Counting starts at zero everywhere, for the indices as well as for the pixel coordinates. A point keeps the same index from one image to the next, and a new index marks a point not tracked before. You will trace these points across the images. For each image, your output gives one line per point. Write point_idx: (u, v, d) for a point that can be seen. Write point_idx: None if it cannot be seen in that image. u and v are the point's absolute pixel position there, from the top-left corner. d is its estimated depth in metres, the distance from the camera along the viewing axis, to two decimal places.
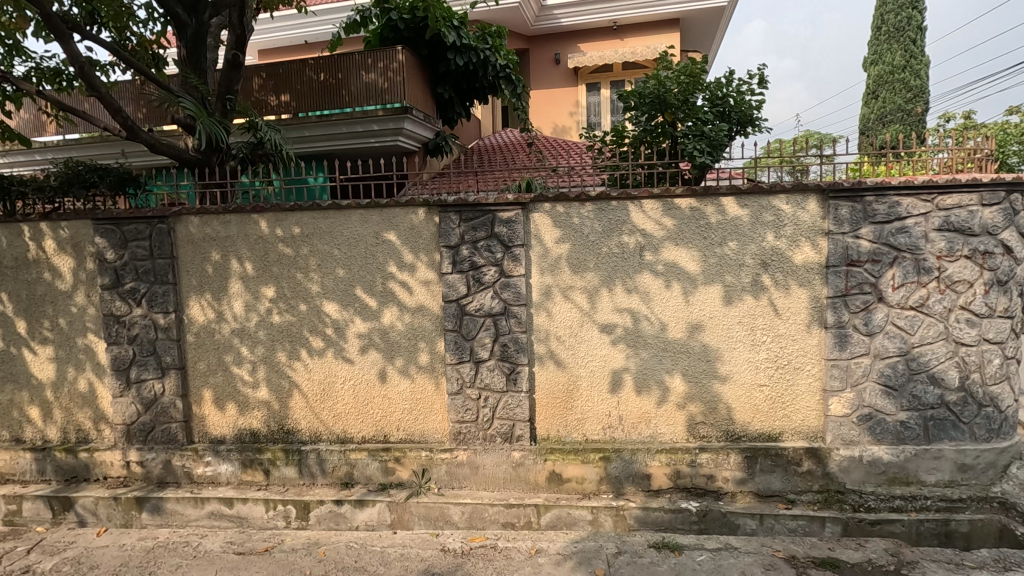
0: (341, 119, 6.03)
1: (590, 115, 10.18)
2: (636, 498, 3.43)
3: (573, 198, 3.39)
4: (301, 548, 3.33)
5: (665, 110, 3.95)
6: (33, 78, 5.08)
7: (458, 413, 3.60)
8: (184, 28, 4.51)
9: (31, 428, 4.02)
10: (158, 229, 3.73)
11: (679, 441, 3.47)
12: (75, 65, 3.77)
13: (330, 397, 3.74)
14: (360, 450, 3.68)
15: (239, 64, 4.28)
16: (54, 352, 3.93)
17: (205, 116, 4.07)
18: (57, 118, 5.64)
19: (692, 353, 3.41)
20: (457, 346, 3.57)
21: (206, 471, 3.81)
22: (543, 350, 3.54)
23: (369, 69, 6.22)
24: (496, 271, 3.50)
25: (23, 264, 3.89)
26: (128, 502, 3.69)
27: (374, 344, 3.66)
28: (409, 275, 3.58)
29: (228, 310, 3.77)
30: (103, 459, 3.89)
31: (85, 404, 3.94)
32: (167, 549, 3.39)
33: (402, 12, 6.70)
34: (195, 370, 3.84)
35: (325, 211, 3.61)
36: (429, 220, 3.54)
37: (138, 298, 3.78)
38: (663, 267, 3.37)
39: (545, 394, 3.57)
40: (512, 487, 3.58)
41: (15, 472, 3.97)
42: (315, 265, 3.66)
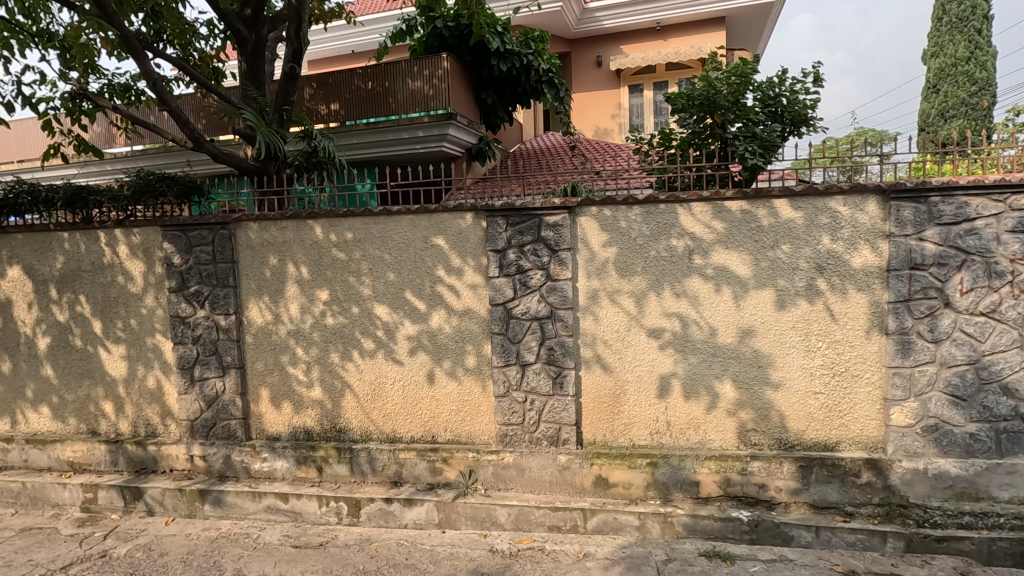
0: (387, 126, 6.22)
1: (633, 116, 10.05)
2: (684, 505, 3.37)
3: (620, 202, 3.38)
4: (354, 544, 3.43)
5: (715, 112, 3.91)
6: (105, 93, 5.63)
7: (505, 415, 3.64)
8: (245, 43, 4.72)
9: (105, 422, 4.29)
10: (220, 235, 3.92)
11: (729, 448, 3.41)
12: (149, 81, 4.00)
13: (380, 397, 3.84)
14: (408, 449, 3.77)
15: (296, 76, 4.58)
16: (126, 351, 4.19)
17: (264, 126, 4.27)
18: (126, 131, 6.05)
19: (743, 358, 3.33)
20: (504, 349, 3.61)
21: (263, 467, 3.98)
22: (590, 354, 3.53)
23: (415, 77, 6.38)
24: (542, 275, 3.52)
25: (99, 268, 4.16)
26: (192, 494, 3.88)
27: (423, 345, 3.74)
28: (457, 279, 3.65)
29: (285, 312, 3.92)
30: (170, 452, 4.12)
31: (154, 399, 4.18)
32: (228, 540, 3.56)
33: (446, 20, 6.79)
34: (254, 369, 4.02)
35: (376, 217, 3.72)
36: (476, 224, 3.60)
37: (202, 301, 3.99)
38: (713, 270, 3.32)
39: (591, 398, 3.57)
40: (558, 490, 3.58)
41: (90, 462, 4.25)
42: (367, 269, 3.77)
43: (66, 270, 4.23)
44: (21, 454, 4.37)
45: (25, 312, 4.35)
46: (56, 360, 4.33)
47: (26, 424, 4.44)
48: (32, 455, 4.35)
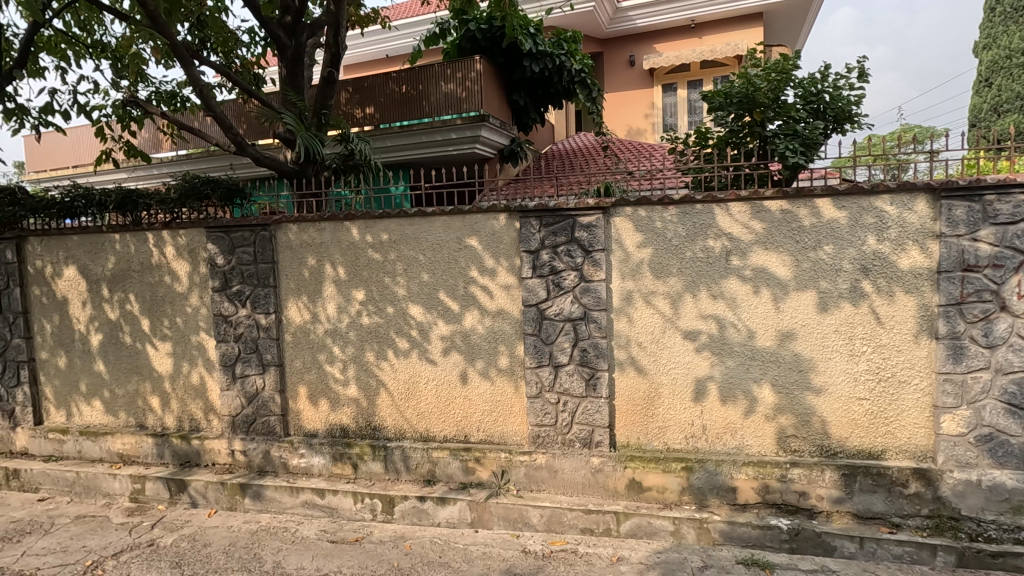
0: (420, 129, 6.29)
1: (666, 116, 9.90)
2: (721, 511, 3.30)
3: (655, 202, 3.34)
4: (388, 541, 3.48)
5: (753, 110, 3.82)
6: (153, 100, 5.89)
7: (538, 416, 3.63)
8: (285, 50, 4.85)
9: (152, 416, 4.46)
10: (261, 236, 4.04)
11: (767, 453, 3.32)
12: (195, 87, 4.15)
13: (414, 396, 3.89)
14: (441, 448, 3.80)
15: (334, 80, 4.69)
16: (172, 348, 4.35)
17: (303, 130, 4.38)
18: (172, 136, 6.29)
19: (782, 362, 3.25)
20: (537, 350, 3.60)
21: (301, 463, 4.07)
22: (624, 356, 3.50)
23: (448, 80, 6.45)
24: (576, 276, 3.51)
25: (147, 268, 4.34)
26: (233, 487, 4.00)
27: (456, 346, 3.77)
28: (490, 279, 3.66)
29: (322, 311, 4.01)
30: (212, 446, 4.26)
31: (198, 395, 4.33)
32: (268, 533, 3.65)
33: (479, 22, 6.84)
34: (292, 367, 4.12)
35: (411, 218, 3.77)
36: (510, 225, 3.61)
37: (244, 300, 4.11)
38: (751, 272, 3.24)
39: (625, 400, 3.53)
40: (591, 493, 3.56)
41: (138, 454, 4.42)
42: (401, 270, 3.82)
43: (117, 270, 4.42)
44: (75, 445, 4.59)
45: (79, 310, 4.57)
46: (107, 356, 4.53)
47: (80, 416, 4.67)
48: (85, 446, 4.56)
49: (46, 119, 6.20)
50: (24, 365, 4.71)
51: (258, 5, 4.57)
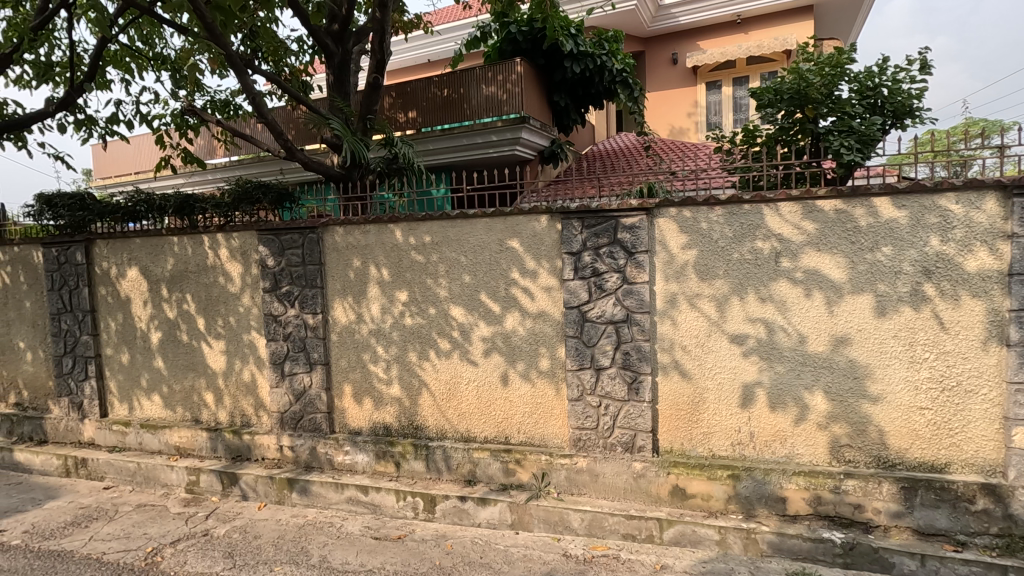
0: (462, 131, 6.34)
1: (710, 114, 9.67)
2: (769, 522, 3.19)
3: (701, 203, 3.26)
4: (430, 540, 3.52)
5: (805, 106, 3.69)
6: (209, 109, 6.29)
7: (579, 419, 3.61)
8: (332, 57, 4.99)
9: (206, 411, 4.66)
10: (309, 238, 4.16)
11: (819, 463, 3.20)
12: (248, 95, 4.31)
13: (456, 397, 3.92)
14: (482, 449, 3.82)
15: (379, 86, 4.78)
16: (225, 346, 4.53)
17: (350, 134, 4.49)
18: (227, 143, 6.58)
19: (836, 369, 3.11)
20: (578, 352, 3.58)
21: (345, 459, 4.17)
22: (668, 360, 3.44)
23: (489, 83, 6.49)
24: (618, 278, 3.46)
25: (203, 269, 4.54)
26: (281, 482, 4.13)
27: (497, 347, 3.78)
28: (531, 281, 3.66)
29: (366, 312, 4.10)
30: (262, 442, 4.41)
31: (249, 392, 4.49)
32: (314, 528, 3.75)
33: (520, 25, 6.87)
34: (338, 366, 4.23)
35: (453, 220, 3.81)
36: (551, 227, 3.60)
37: (292, 300, 4.24)
38: (802, 274, 3.12)
39: (668, 404, 3.46)
40: (633, 498, 3.50)
41: (194, 447, 4.63)
42: (443, 271, 3.87)
43: (175, 271, 4.64)
44: (136, 437, 4.84)
45: (141, 309, 4.82)
46: (165, 353, 4.76)
47: (141, 410, 4.92)
48: (145, 438, 4.80)
49: (113, 129, 6.60)
50: (91, 361, 5.00)
51: (307, 14, 4.71)
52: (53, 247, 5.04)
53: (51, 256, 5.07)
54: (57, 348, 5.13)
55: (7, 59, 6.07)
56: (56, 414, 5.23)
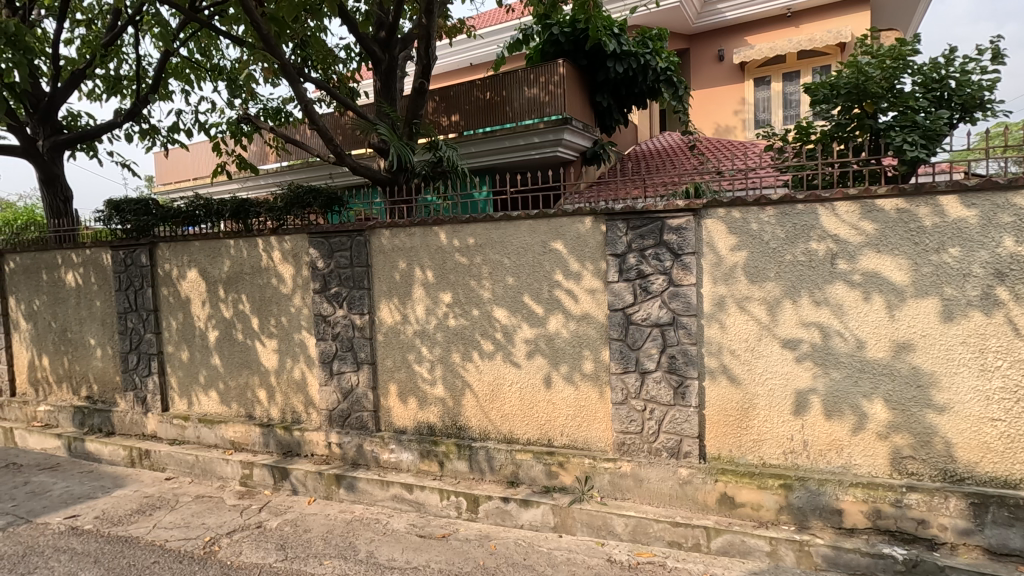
0: (504, 134, 6.37)
1: (758, 111, 9.37)
2: (824, 534, 3.06)
3: (751, 203, 3.17)
4: (474, 539, 3.55)
5: (865, 100, 3.53)
6: (262, 117, 6.52)
7: (623, 423, 3.56)
8: (379, 64, 5.11)
9: (260, 407, 4.84)
10: (357, 241, 4.27)
11: (879, 475, 3.05)
12: (300, 102, 4.46)
13: (499, 397, 3.94)
14: (525, 450, 3.83)
15: (425, 91, 4.87)
16: (277, 345, 4.70)
17: (396, 139, 4.59)
18: (278, 149, 6.82)
19: (897, 376, 2.97)
20: (622, 355, 3.54)
21: (391, 458, 4.25)
22: (716, 364, 3.35)
23: (531, 85, 6.50)
24: (664, 279, 3.41)
25: (257, 271, 4.72)
26: (330, 478, 4.25)
27: (540, 349, 3.78)
28: (575, 283, 3.64)
29: (412, 313, 4.17)
30: (312, 438, 4.55)
31: (299, 389, 4.65)
32: (361, 523, 3.84)
33: (563, 26, 6.86)
34: (384, 365, 4.32)
35: (496, 222, 3.83)
36: (596, 228, 3.57)
37: (341, 301, 4.36)
38: (860, 276, 2.99)
39: (716, 410, 3.38)
40: (679, 505, 3.43)
41: (248, 442, 4.81)
42: (487, 274, 3.89)
43: (231, 273, 4.85)
44: (194, 431, 5.07)
45: (199, 309, 5.06)
46: (222, 350, 4.98)
47: (199, 405, 5.16)
48: (203, 432, 5.03)
49: (174, 137, 6.98)
50: (154, 358, 5.27)
51: (356, 23, 4.87)
52: (121, 250, 5.35)
53: (119, 259, 5.38)
54: (124, 345, 5.44)
55: (81, 74, 6.51)
56: (122, 408, 5.54)
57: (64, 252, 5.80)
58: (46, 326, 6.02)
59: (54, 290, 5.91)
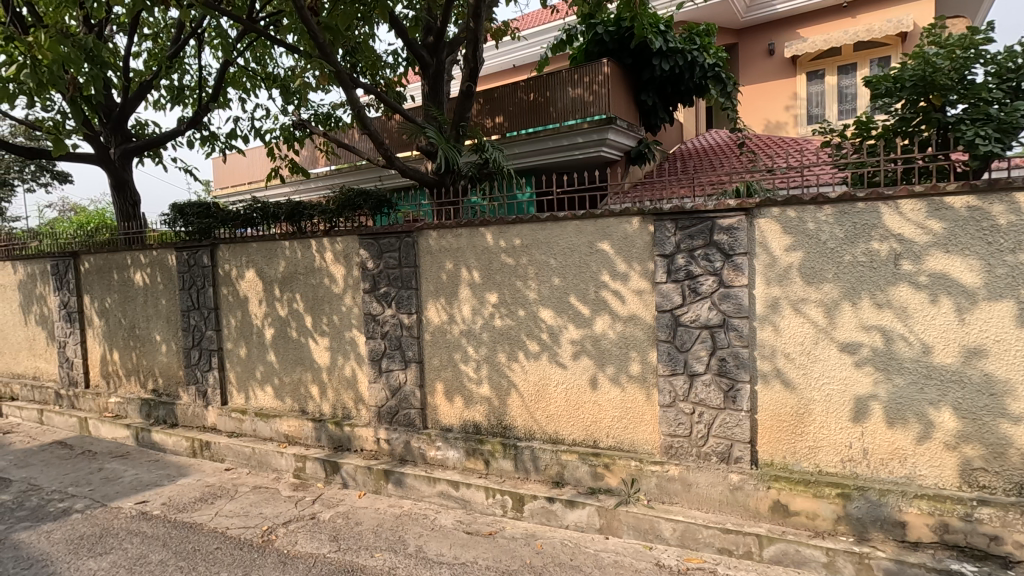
0: (548, 134, 6.37)
1: (811, 106, 9.02)
2: (886, 547, 2.93)
3: (807, 201, 3.07)
4: (520, 538, 3.57)
5: (931, 93, 3.37)
6: (313, 122, 6.79)
7: (671, 426, 3.51)
8: (427, 68, 5.22)
9: (312, 402, 5.02)
10: (406, 242, 4.37)
11: (947, 487, 2.90)
12: (352, 107, 4.59)
13: (544, 398, 3.95)
14: (571, 451, 3.82)
15: (472, 94, 4.93)
16: (329, 343, 4.86)
17: (445, 142, 4.67)
18: (329, 152, 7.04)
19: (968, 383, 2.81)
20: (670, 357, 3.49)
21: (437, 455, 4.33)
22: (769, 368, 3.26)
23: (576, 85, 6.49)
24: (714, 280, 3.34)
25: (311, 271, 4.89)
26: (378, 473, 4.36)
27: (586, 350, 3.77)
28: (622, 284, 3.61)
29: (458, 313, 4.24)
30: (361, 434, 4.68)
31: (349, 386, 4.79)
32: (410, 518, 3.93)
33: (607, 25, 6.83)
34: (431, 364, 4.41)
35: (543, 223, 3.84)
36: (644, 228, 3.53)
37: (389, 301, 4.47)
38: (926, 278, 2.85)
39: (769, 415, 3.29)
40: (729, 512, 3.36)
41: (301, 436, 4.99)
42: (533, 274, 3.91)
43: (286, 273, 5.04)
44: (252, 425, 5.31)
45: (256, 308, 5.28)
46: (277, 347, 5.18)
47: (255, 400, 5.39)
48: (259, 426, 5.25)
49: (232, 143, 7.33)
50: (215, 354, 5.54)
51: (406, 29, 4.99)
52: (184, 251, 5.65)
53: (183, 259, 5.68)
54: (187, 341, 5.74)
55: (148, 85, 6.91)
56: (184, 400, 5.85)
57: (133, 253, 6.17)
58: (116, 322, 6.42)
59: (124, 289, 6.29)
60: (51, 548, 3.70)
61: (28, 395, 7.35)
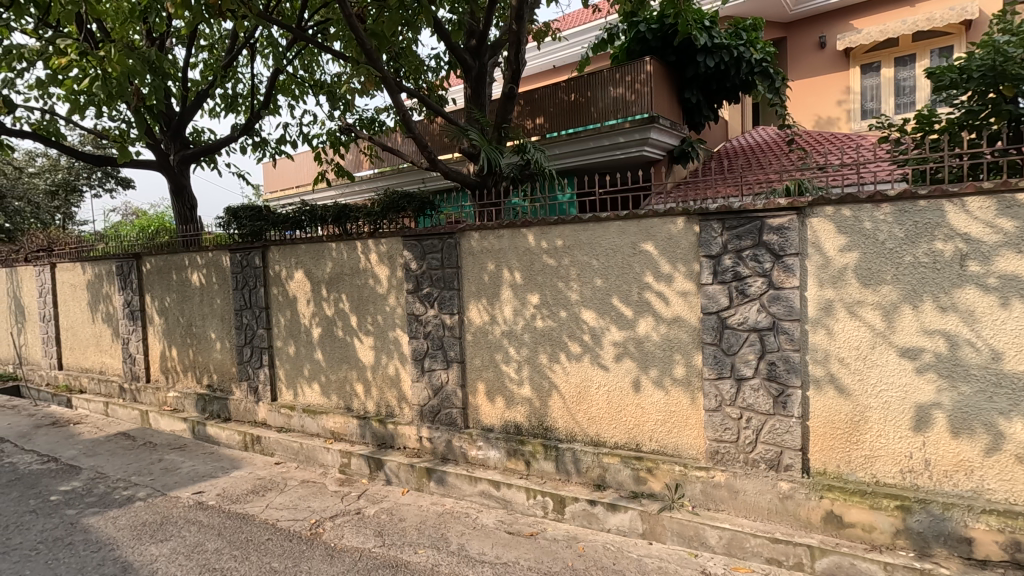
0: (589, 134, 6.33)
1: (866, 101, 8.62)
2: (949, 564, 2.78)
3: (864, 200, 2.94)
4: (562, 540, 3.56)
5: (1002, 83, 3.20)
6: (358, 127, 6.96)
7: (717, 431, 3.43)
8: (469, 72, 5.27)
9: (357, 400, 5.15)
10: (448, 243, 4.42)
11: (1018, 503, 2.72)
12: (398, 111, 4.68)
13: (586, 400, 3.92)
14: (613, 454, 3.78)
15: (514, 95, 4.95)
16: (374, 342, 4.97)
17: (487, 143, 4.71)
18: (373, 156, 7.20)
19: None
20: (716, 360, 3.41)
21: (478, 454, 4.36)
22: (822, 373, 3.14)
23: (617, 84, 6.43)
24: (763, 282, 3.24)
25: (356, 271, 5.02)
26: (421, 471, 4.42)
27: (629, 352, 3.72)
28: (666, 285, 3.55)
29: (500, 314, 4.26)
30: (404, 432, 4.76)
31: (393, 384, 4.89)
32: (452, 516, 3.97)
33: (650, 23, 6.76)
34: (472, 364, 4.45)
35: (585, 223, 3.82)
36: (689, 229, 3.46)
37: (432, 301, 4.54)
38: (996, 280, 2.69)
39: (821, 422, 3.17)
40: (778, 521, 3.25)
41: (346, 432, 5.12)
42: (575, 275, 3.89)
43: (333, 274, 5.18)
44: (299, 420, 5.47)
45: (305, 307, 5.45)
46: (324, 346, 5.33)
47: (303, 396, 5.56)
48: (307, 422, 5.41)
49: (281, 148, 7.60)
50: (265, 352, 5.75)
51: (449, 33, 5.05)
52: (237, 252, 5.88)
53: (236, 260, 5.92)
54: (240, 339, 5.98)
55: (205, 94, 7.24)
56: (237, 396, 6.09)
57: (190, 254, 6.47)
58: (175, 321, 6.75)
59: (182, 289, 6.61)
60: (117, 533, 3.92)
61: (95, 388, 7.81)
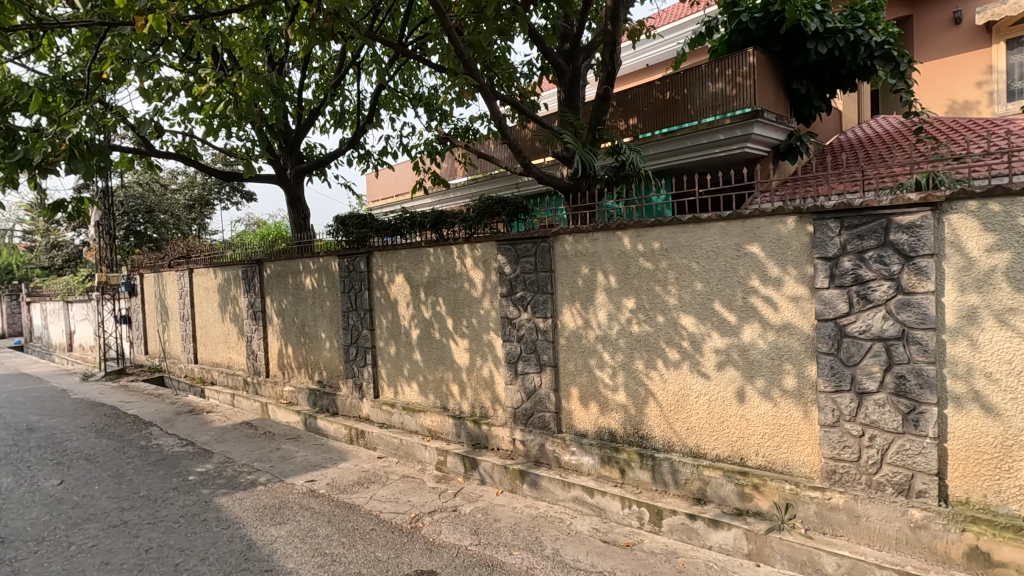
0: (686, 133, 6.12)
1: (1013, 80, 7.52)
2: None
3: (1017, 193, 2.57)
4: (660, 553, 3.43)
5: None
6: (454, 135, 7.20)
7: (834, 448, 3.15)
8: (562, 76, 5.27)
9: (453, 400, 5.31)
10: (542, 247, 4.44)
11: None
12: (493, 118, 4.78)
13: (685, 409, 3.76)
14: (714, 467, 3.60)
15: (609, 96, 4.87)
16: (469, 344, 5.10)
17: (581, 146, 4.67)
18: (467, 164, 7.43)
19: None
20: (834, 371, 3.13)
21: (572, 459, 4.33)
22: (964, 389, 2.78)
23: (716, 79, 6.13)
24: (890, 287, 2.93)
25: (452, 276, 5.19)
26: (514, 472, 4.47)
27: (733, 360, 3.52)
28: (775, 290, 3.33)
29: (594, 318, 4.20)
30: (498, 433, 4.84)
31: (487, 386, 4.98)
32: (546, 521, 3.96)
33: (753, 12, 6.41)
34: (566, 369, 4.42)
35: (684, 225, 3.68)
36: (801, 229, 3.22)
37: (526, 305, 4.58)
38: None
39: (963, 445, 2.80)
40: (909, 553, 2.92)
41: (443, 431, 5.29)
42: (673, 278, 3.75)
43: (431, 277, 5.40)
44: (399, 417, 5.74)
45: (405, 309, 5.72)
46: (422, 347, 5.56)
47: (403, 394, 5.83)
48: (406, 419, 5.66)
49: (383, 159, 8.03)
50: (369, 351, 6.09)
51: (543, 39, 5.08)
52: (345, 257, 6.29)
53: (343, 265, 6.33)
54: (346, 339, 6.39)
55: (316, 112, 7.83)
56: (343, 392, 6.51)
57: (304, 260, 7.03)
58: (290, 321, 7.35)
59: (297, 292, 7.19)
60: (243, 513, 4.33)
61: (223, 381, 8.69)
